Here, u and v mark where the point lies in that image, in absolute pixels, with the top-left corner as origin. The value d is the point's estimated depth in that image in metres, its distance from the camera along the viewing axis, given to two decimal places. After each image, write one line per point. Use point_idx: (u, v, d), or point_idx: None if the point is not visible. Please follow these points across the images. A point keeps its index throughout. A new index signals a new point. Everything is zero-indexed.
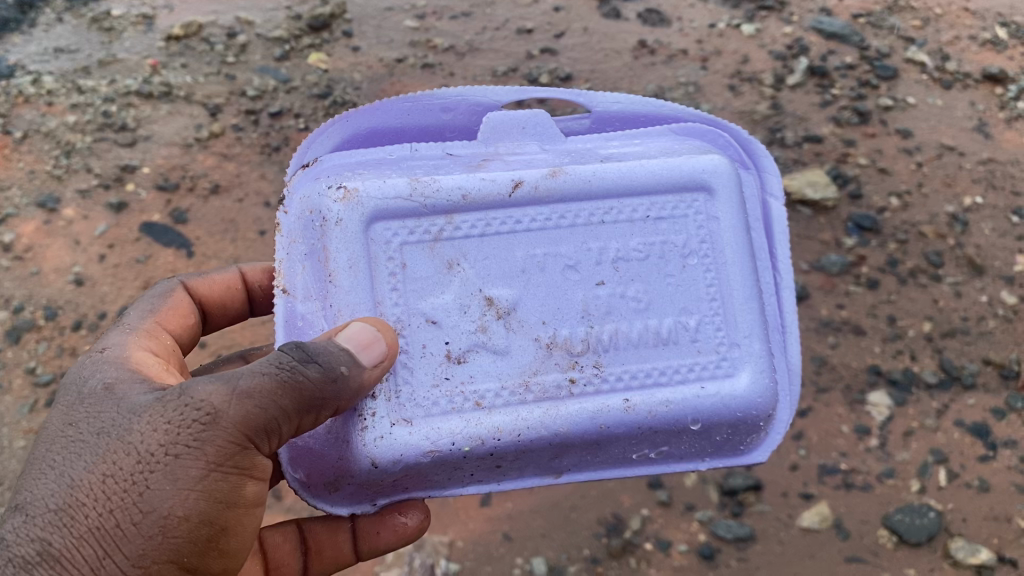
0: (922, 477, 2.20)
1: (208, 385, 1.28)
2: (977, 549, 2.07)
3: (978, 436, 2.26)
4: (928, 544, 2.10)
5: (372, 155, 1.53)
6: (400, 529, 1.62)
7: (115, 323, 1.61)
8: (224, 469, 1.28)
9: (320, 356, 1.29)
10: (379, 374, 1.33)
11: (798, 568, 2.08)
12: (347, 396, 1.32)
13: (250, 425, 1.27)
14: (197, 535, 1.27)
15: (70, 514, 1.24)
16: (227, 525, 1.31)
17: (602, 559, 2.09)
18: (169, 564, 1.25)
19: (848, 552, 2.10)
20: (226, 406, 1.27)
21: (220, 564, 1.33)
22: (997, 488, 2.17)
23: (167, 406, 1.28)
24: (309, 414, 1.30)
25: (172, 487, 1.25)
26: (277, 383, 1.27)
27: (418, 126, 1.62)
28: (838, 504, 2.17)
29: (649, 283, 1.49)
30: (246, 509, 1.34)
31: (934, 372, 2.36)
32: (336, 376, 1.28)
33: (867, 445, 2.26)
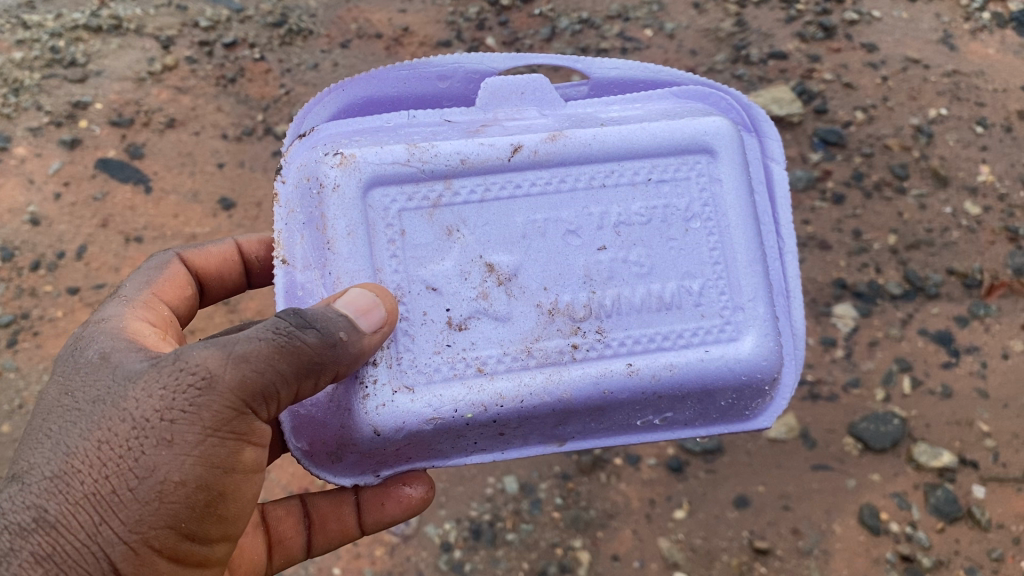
0: (887, 385, 2.22)
1: (205, 349, 1.19)
2: (939, 453, 2.11)
3: (940, 344, 2.29)
4: (892, 450, 2.13)
5: (370, 121, 1.45)
6: (406, 500, 1.59)
7: (112, 294, 1.51)
8: (221, 434, 1.18)
9: (317, 320, 1.21)
10: (380, 339, 1.26)
11: (766, 477, 2.10)
12: (346, 361, 1.24)
13: (247, 390, 1.18)
14: (194, 501, 1.18)
15: (64, 480, 1.15)
16: (226, 490, 1.22)
17: (572, 476, 2.11)
18: (166, 529, 1.17)
19: (814, 460, 2.13)
20: (221, 370, 1.18)
21: (220, 530, 1.25)
22: (958, 394, 2.21)
23: (163, 370, 1.18)
24: (307, 379, 1.22)
25: (168, 451, 1.16)
26: (273, 348, 1.19)
27: (415, 94, 1.52)
28: (804, 415, 2.19)
29: (651, 247, 1.41)
30: (246, 475, 1.25)
31: (898, 284, 2.38)
32: (334, 341, 1.21)
33: (833, 356, 2.28)
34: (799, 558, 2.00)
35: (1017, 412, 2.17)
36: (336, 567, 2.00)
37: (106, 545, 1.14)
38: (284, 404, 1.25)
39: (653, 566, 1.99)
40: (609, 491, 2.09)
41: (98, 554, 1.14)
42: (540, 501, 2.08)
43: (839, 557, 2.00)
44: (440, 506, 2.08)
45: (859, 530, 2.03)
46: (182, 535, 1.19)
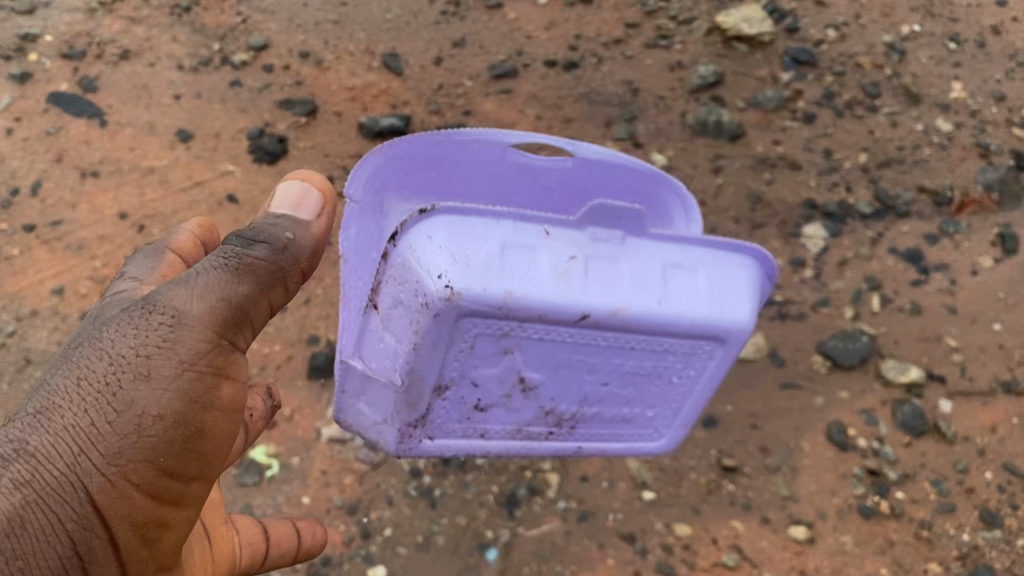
0: (856, 304, 2.22)
1: (175, 288, 1.15)
2: (907, 368, 2.11)
3: (911, 261, 2.28)
4: (860, 366, 2.13)
5: (396, 172, 1.72)
6: (319, 539, 1.73)
7: (118, 276, 1.29)
8: (198, 366, 1.13)
9: (260, 233, 1.23)
10: (326, 228, 1.29)
11: (735, 397, 2.10)
12: (305, 257, 1.26)
13: (216, 319, 1.15)
14: (171, 435, 1.10)
15: (46, 416, 1.06)
16: (205, 426, 1.15)
17: None
18: (145, 462, 1.09)
19: (782, 379, 2.12)
20: (191, 302, 1.14)
21: (196, 468, 1.17)
22: (927, 310, 2.20)
23: (136, 314, 1.13)
24: (274, 290, 1.22)
25: (146, 384, 1.09)
26: (229, 274, 1.17)
27: (433, 149, 1.71)
28: (773, 334, 2.19)
29: (615, 397, 1.73)
30: (224, 415, 1.19)
31: (869, 203, 2.35)
32: (283, 242, 1.23)
33: (802, 276, 2.27)
34: (767, 475, 2.00)
35: (984, 327, 2.18)
36: (305, 496, 1.96)
37: (85, 476, 1.04)
38: (250, 335, 1.24)
39: (623, 486, 1.99)
40: None
41: (77, 486, 1.04)
42: None
43: (808, 474, 1.99)
44: None
45: (827, 446, 2.03)
46: (161, 470, 1.11)
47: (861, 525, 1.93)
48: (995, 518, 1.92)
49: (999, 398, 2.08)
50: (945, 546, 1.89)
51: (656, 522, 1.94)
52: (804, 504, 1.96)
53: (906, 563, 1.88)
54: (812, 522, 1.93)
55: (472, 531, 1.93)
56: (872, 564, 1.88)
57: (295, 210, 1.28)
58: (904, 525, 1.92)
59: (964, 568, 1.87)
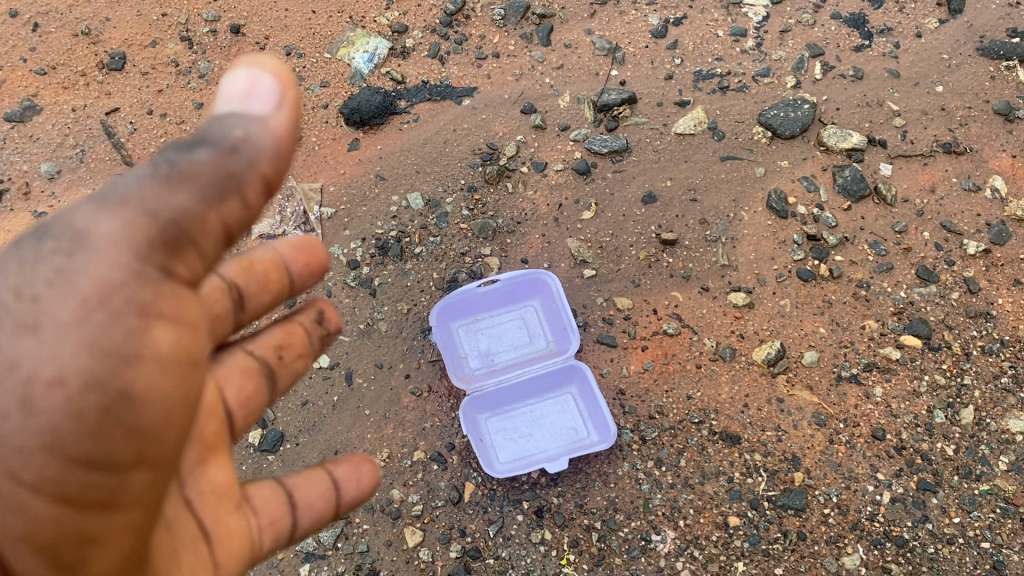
0: (797, 73, 2.14)
1: (86, 200, 0.84)
2: (848, 135, 2.05)
3: (854, 27, 2.22)
4: (801, 136, 2.07)
5: (442, 344, 1.85)
6: (367, 485, 1.20)
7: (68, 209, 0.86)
8: (110, 305, 0.82)
9: (200, 135, 0.87)
10: (292, 122, 0.90)
11: (673, 172, 2.05)
12: (265, 159, 0.88)
13: (133, 249, 0.83)
14: (78, 405, 0.81)
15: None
16: (128, 386, 0.83)
17: (478, 188, 2.04)
18: (41, 452, 0.81)
19: (722, 153, 2.06)
20: (93, 223, 0.82)
21: (134, 448, 0.85)
22: (868, 75, 2.15)
23: (28, 239, 0.84)
24: (226, 204, 0.88)
25: (35, 339, 0.80)
26: (158, 182, 0.85)
27: (454, 357, 1.86)
28: (712, 108, 2.11)
29: None
30: (166, 367, 0.87)
31: None
32: (231, 142, 0.86)
33: (743, 48, 2.19)
34: (706, 246, 1.97)
35: (927, 89, 2.13)
36: None
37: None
38: (203, 259, 0.91)
39: (563, 266, 1.97)
40: (516, 200, 2.03)
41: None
42: (446, 215, 2.01)
43: (747, 243, 1.97)
44: (344, 227, 2.00)
45: (767, 215, 1.99)
46: (71, 461, 0.82)
47: (800, 287, 1.92)
48: (931, 275, 1.91)
49: (939, 159, 2.05)
50: (881, 303, 1.90)
51: (596, 297, 1.93)
52: (741, 271, 1.95)
53: (843, 322, 1.88)
54: (751, 289, 1.92)
55: (414, 316, 1.90)
56: (810, 324, 1.89)
57: (244, 104, 0.88)
58: (842, 286, 1.92)
59: (899, 323, 1.88)
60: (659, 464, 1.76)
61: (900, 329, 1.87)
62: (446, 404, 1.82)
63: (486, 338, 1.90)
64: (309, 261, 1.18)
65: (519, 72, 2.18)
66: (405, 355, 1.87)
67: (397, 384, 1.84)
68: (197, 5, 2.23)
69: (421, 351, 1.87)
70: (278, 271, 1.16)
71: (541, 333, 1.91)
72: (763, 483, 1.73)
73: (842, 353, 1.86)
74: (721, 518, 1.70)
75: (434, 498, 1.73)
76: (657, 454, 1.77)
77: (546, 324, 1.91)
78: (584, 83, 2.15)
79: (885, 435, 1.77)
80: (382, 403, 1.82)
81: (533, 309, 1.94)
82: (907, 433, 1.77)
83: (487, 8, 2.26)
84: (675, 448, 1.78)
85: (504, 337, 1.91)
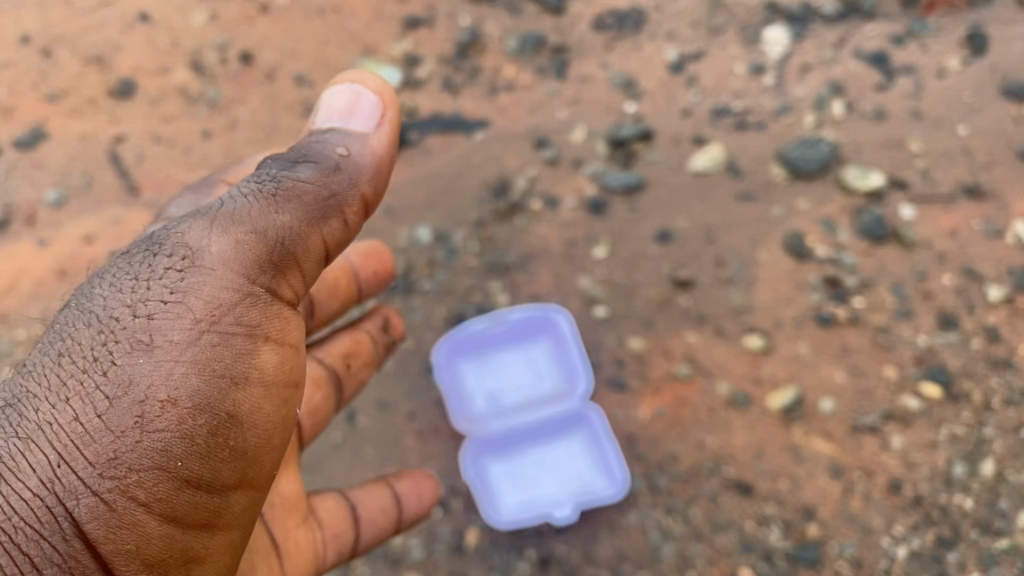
0: (818, 111, 2.07)
1: (195, 224, 1.03)
2: (868, 173, 1.97)
3: (874, 65, 2.11)
4: (821, 176, 1.99)
5: (449, 385, 1.89)
6: (418, 505, 1.66)
7: (162, 239, 1.03)
8: (221, 326, 0.98)
9: (302, 159, 1.14)
10: (387, 139, 1.19)
11: (688, 211, 1.99)
12: (363, 180, 1.15)
13: (241, 268, 1.01)
14: (190, 429, 0.94)
15: (15, 410, 0.92)
16: (236, 408, 0.98)
17: (489, 222, 2.02)
18: (154, 472, 0.91)
19: (740, 190, 2.00)
20: (208, 244, 1.01)
21: (238, 470, 1.00)
22: (891, 115, 2.04)
23: (138, 257, 1.01)
24: (328, 223, 1.11)
25: (148, 357, 0.93)
26: (267, 205, 1.07)
27: (462, 398, 1.89)
28: (731, 145, 2.05)
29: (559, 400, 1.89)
30: (269, 389, 1.03)
31: (832, 4, 2.17)
32: (335, 163, 1.14)
33: (761, 85, 2.11)
34: (722, 287, 1.92)
35: (949, 132, 2.01)
36: None
37: (68, 498, 0.89)
38: (305, 280, 1.10)
39: (574, 304, 1.95)
40: (527, 236, 2.01)
41: (58, 515, 0.88)
42: (455, 250, 2.00)
43: (764, 285, 1.91)
44: None
45: (786, 258, 1.93)
46: (180, 481, 0.94)
47: (817, 332, 1.86)
48: (951, 322, 1.82)
49: (963, 204, 1.94)
50: (901, 350, 1.82)
51: (608, 337, 1.91)
52: (759, 314, 1.89)
53: (863, 369, 1.81)
54: (767, 331, 1.87)
55: (420, 353, 1.93)
56: (828, 370, 1.82)
57: (345, 120, 1.19)
58: (862, 331, 1.85)
59: (920, 369, 1.79)
60: (668, 512, 1.75)
61: (918, 375, 1.79)
62: (449, 444, 1.86)
63: (492, 376, 1.93)
64: (376, 268, 1.79)
65: (533, 105, 2.15)
66: (410, 394, 1.90)
67: (400, 424, 1.88)
68: (207, 33, 2.18)
69: (425, 391, 1.90)
70: (347, 281, 1.75)
71: (550, 373, 1.91)
72: (777, 533, 1.71)
73: (861, 401, 1.79)
74: (731, 570, 1.69)
75: (436, 543, 1.77)
76: (668, 502, 1.76)
77: (557, 364, 1.91)
78: (598, 119, 2.11)
79: (903, 486, 1.71)
80: (385, 442, 1.86)
81: (543, 346, 1.93)
82: (925, 485, 1.70)
83: (501, 41, 2.21)
84: (686, 496, 1.76)
85: (514, 376, 1.93)
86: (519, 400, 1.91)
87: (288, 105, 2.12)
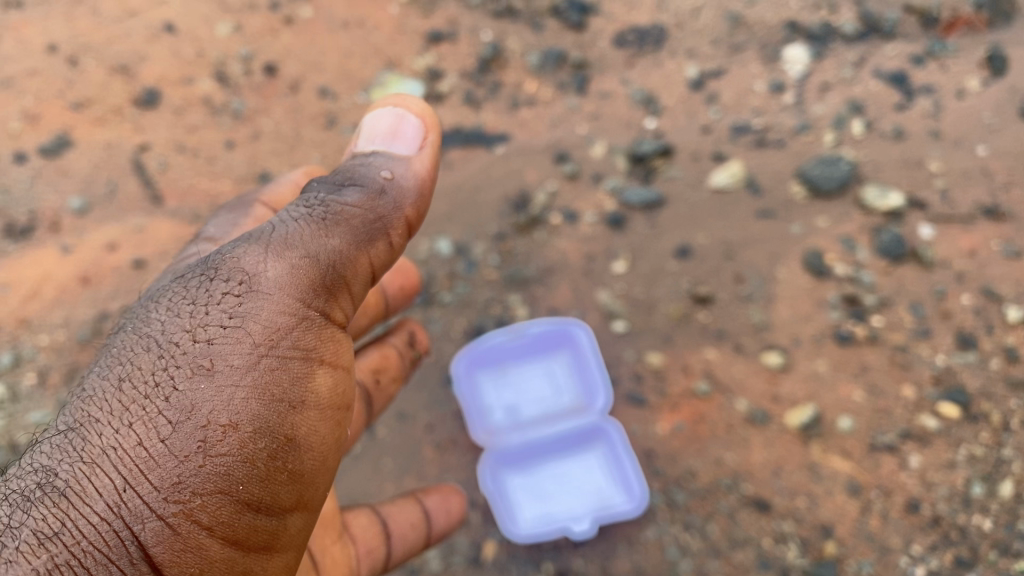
0: (837, 129, 2.05)
1: (250, 249, 1.05)
2: (887, 193, 1.95)
3: (894, 85, 2.09)
4: (839, 194, 1.98)
5: (468, 397, 1.92)
6: (447, 519, 1.71)
7: (217, 264, 1.05)
8: (278, 351, 0.99)
9: (349, 182, 1.15)
10: (429, 160, 1.20)
11: (707, 227, 2.00)
12: (409, 203, 1.16)
13: (297, 293, 1.03)
14: (251, 453, 0.95)
15: (79, 434, 0.93)
16: (293, 432, 1.00)
17: (509, 236, 2.04)
18: (217, 495, 0.92)
19: (760, 207, 2.00)
20: (264, 270, 1.03)
21: (294, 493, 1.02)
22: (911, 134, 2.02)
23: (194, 283, 1.03)
24: (376, 245, 1.12)
25: (209, 383, 0.94)
26: (318, 229, 1.07)
27: (481, 411, 1.92)
28: (751, 162, 2.05)
29: None
30: (324, 412, 1.04)
31: (852, 23, 2.16)
32: (381, 185, 1.14)
33: (781, 102, 2.11)
34: (740, 303, 1.92)
35: (967, 152, 1.97)
36: None
37: (135, 522, 0.89)
38: (353, 302, 1.12)
39: (593, 318, 1.97)
40: (547, 250, 2.02)
41: (124, 539, 0.88)
42: (475, 263, 2.02)
43: (783, 302, 1.91)
44: None
45: (804, 275, 1.92)
46: (242, 504, 0.95)
47: (836, 350, 1.85)
48: (969, 342, 1.79)
49: (981, 224, 1.90)
50: (919, 369, 1.80)
51: (627, 352, 1.93)
52: (777, 331, 1.89)
53: (881, 388, 1.80)
54: (785, 348, 1.87)
55: (440, 366, 1.95)
56: (846, 389, 1.82)
57: (388, 143, 1.20)
58: (880, 349, 1.83)
59: (937, 389, 1.78)
60: (686, 528, 1.77)
61: (936, 396, 1.77)
62: (467, 457, 1.89)
63: (512, 390, 1.96)
64: (404, 285, 1.81)
65: (554, 120, 2.16)
66: (429, 406, 1.94)
67: (419, 436, 1.91)
68: (231, 43, 2.20)
69: (445, 403, 1.94)
70: (378, 300, 1.74)
71: (569, 388, 1.94)
72: (794, 551, 1.72)
73: (879, 420, 1.78)
74: None
75: (453, 555, 1.81)
76: (685, 518, 1.78)
77: (576, 379, 1.93)
78: (618, 134, 2.12)
79: (921, 506, 1.70)
80: (404, 454, 1.90)
81: (563, 362, 1.96)
82: (944, 505, 1.69)
83: (522, 56, 2.22)
84: (704, 512, 1.78)
85: (533, 390, 1.96)
86: (539, 414, 1.94)
87: (312, 116, 2.16)
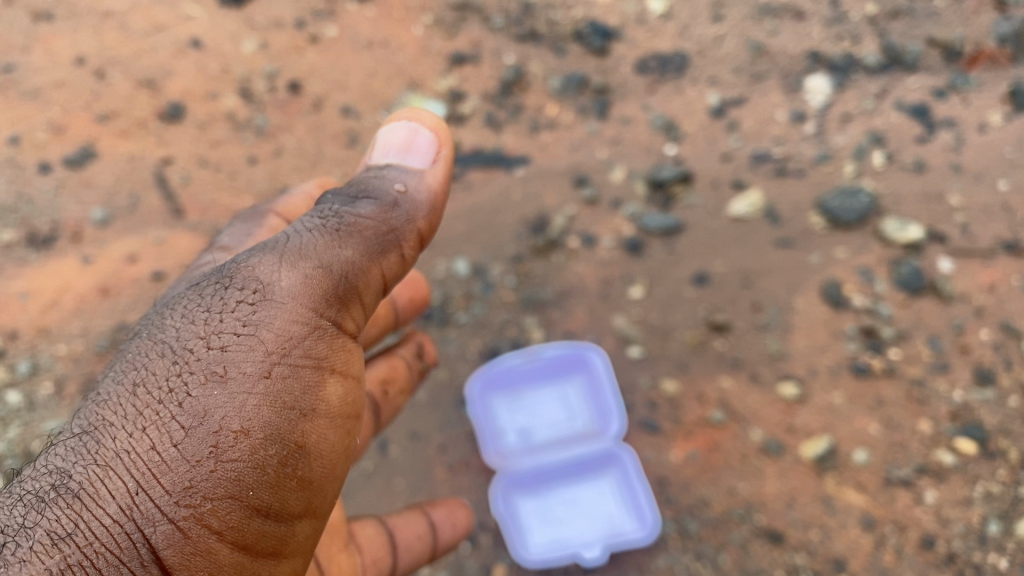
0: (858, 160, 2.05)
1: (264, 258, 1.05)
2: (907, 225, 1.94)
3: (916, 117, 2.08)
4: (859, 226, 1.97)
5: (482, 418, 1.93)
6: (453, 531, 1.71)
7: (232, 272, 1.05)
8: (291, 358, 0.99)
9: (364, 195, 1.16)
10: (442, 173, 1.21)
11: (725, 254, 2.00)
12: (421, 215, 1.17)
13: (311, 301, 1.03)
14: (262, 459, 0.95)
15: (93, 437, 0.93)
16: (304, 440, 1.00)
17: (526, 258, 2.04)
18: (227, 500, 0.93)
19: (778, 236, 2.00)
20: (279, 278, 1.03)
21: (304, 500, 1.02)
22: (932, 167, 2.00)
23: (209, 291, 1.04)
24: (389, 256, 1.13)
25: (222, 389, 0.95)
26: (333, 239, 1.08)
27: (494, 433, 1.94)
28: (771, 191, 2.04)
29: None
30: (334, 421, 1.05)
31: (874, 55, 2.16)
32: (394, 198, 1.15)
33: (802, 132, 2.11)
34: (757, 333, 1.92)
35: (988, 186, 1.96)
36: None
37: (146, 525, 0.89)
38: (365, 313, 1.12)
39: (608, 342, 1.97)
40: (564, 273, 2.03)
41: (136, 541, 0.88)
42: (492, 284, 2.02)
43: (800, 332, 1.90)
44: None
45: (822, 306, 1.91)
46: (252, 510, 0.95)
47: (852, 382, 1.84)
48: (987, 377, 1.78)
49: (1002, 260, 1.88)
50: (936, 404, 1.78)
51: (640, 379, 1.93)
52: (794, 361, 1.88)
53: (897, 422, 1.79)
54: (802, 379, 1.86)
55: (454, 386, 1.96)
56: (862, 421, 1.80)
57: (402, 156, 1.21)
58: (897, 383, 1.82)
59: (954, 425, 1.76)
60: (698, 557, 1.77)
61: (953, 432, 1.75)
62: (479, 479, 1.90)
63: (525, 412, 1.98)
64: (414, 297, 1.81)
65: (574, 144, 2.17)
66: (441, 426, 1.94)
67: (432, 456, 1.92)
68: (257, 61, 2.22)
69: (458, 424, 1.94)
70: (388, 311, 1.75)
71: (581, 413, 1.96)
72: None
73: (895, 453, 1.77)
74: None
75: None
76: (698, 548, 1.77)
77: (589, 404, 1.96)
78: (638, 159, 2.13)
79: (936, 543, 1.68)
80: (416, 474, 1.90)
81: (576, 386, 1.98)
82: (959, 542, 1.67)
83: (544, 80, 2.24)
84: (716, 542, 1.77)
85: (545, 414, 1.99)
86: (551, 438, 1.96)
87: (334, 135, 2.18)
